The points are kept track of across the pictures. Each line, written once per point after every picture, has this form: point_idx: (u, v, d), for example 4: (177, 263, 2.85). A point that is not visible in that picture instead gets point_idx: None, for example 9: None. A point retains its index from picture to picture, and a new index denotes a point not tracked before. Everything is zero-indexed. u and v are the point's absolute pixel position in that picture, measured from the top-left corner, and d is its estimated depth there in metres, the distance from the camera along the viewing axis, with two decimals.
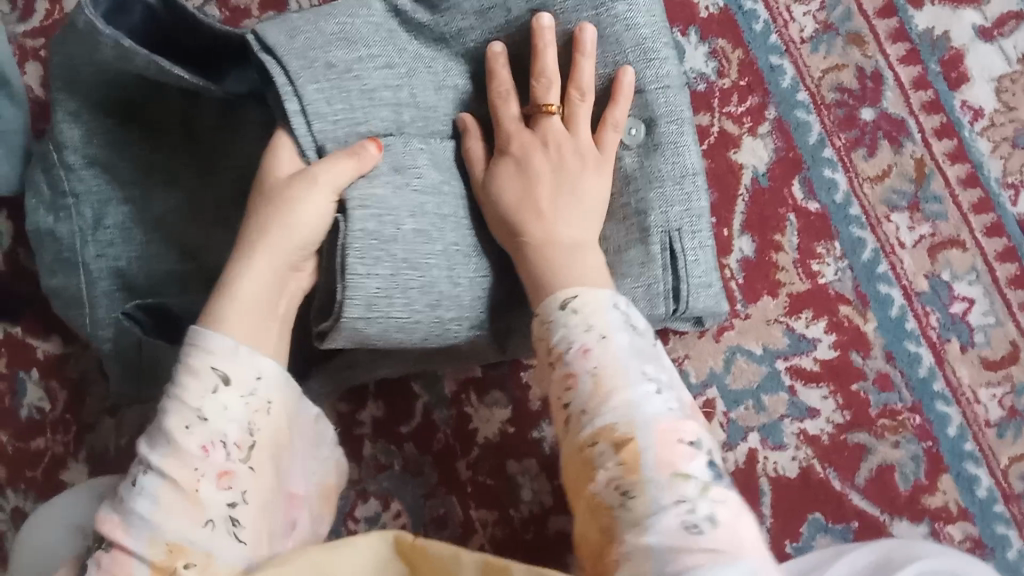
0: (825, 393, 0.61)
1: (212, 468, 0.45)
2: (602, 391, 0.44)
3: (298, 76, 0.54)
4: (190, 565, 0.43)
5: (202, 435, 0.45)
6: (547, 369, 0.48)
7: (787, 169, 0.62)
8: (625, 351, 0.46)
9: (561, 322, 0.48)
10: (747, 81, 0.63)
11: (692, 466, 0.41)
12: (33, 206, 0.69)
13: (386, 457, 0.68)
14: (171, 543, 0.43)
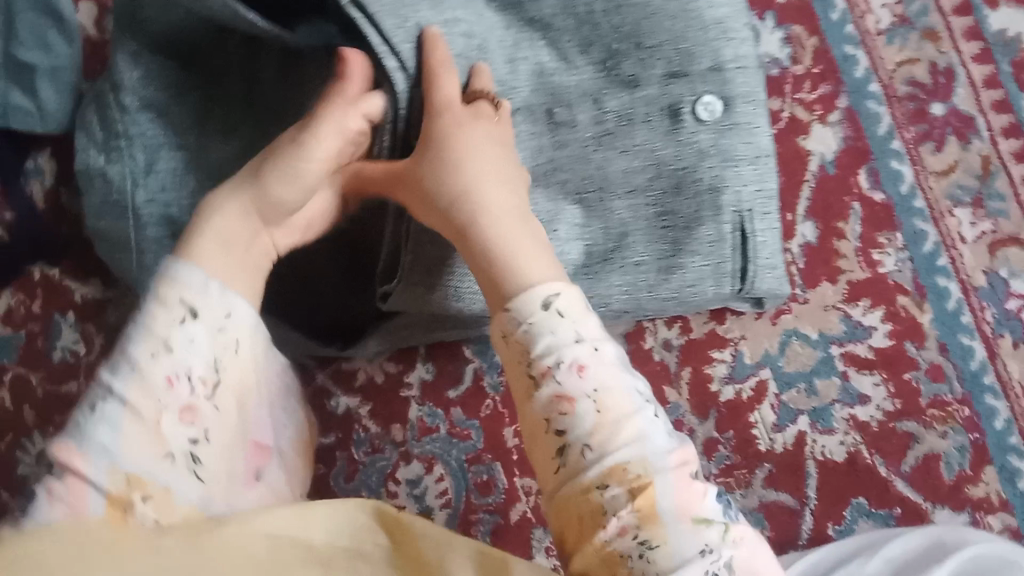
0: (877, 380, 0.63)
1: (176, 402, 0.41)
2: (604, 425, 0.43)
3: (393, 35, 0.53)
4: (147, 498, 0.39)
5: (176, 368, 0.41)
6: (525, 386, 0.45)
7: (855, 158, 0.63)
8: (616, 368, 0.45)
9: (546, 329, 0.45)
10: (821, 69, 0.65)
11: (710, 504, 0.43)
12: (84, 145, 0.67)
13: (431, 420, 0.69)
14: (127, 474, 0.39)
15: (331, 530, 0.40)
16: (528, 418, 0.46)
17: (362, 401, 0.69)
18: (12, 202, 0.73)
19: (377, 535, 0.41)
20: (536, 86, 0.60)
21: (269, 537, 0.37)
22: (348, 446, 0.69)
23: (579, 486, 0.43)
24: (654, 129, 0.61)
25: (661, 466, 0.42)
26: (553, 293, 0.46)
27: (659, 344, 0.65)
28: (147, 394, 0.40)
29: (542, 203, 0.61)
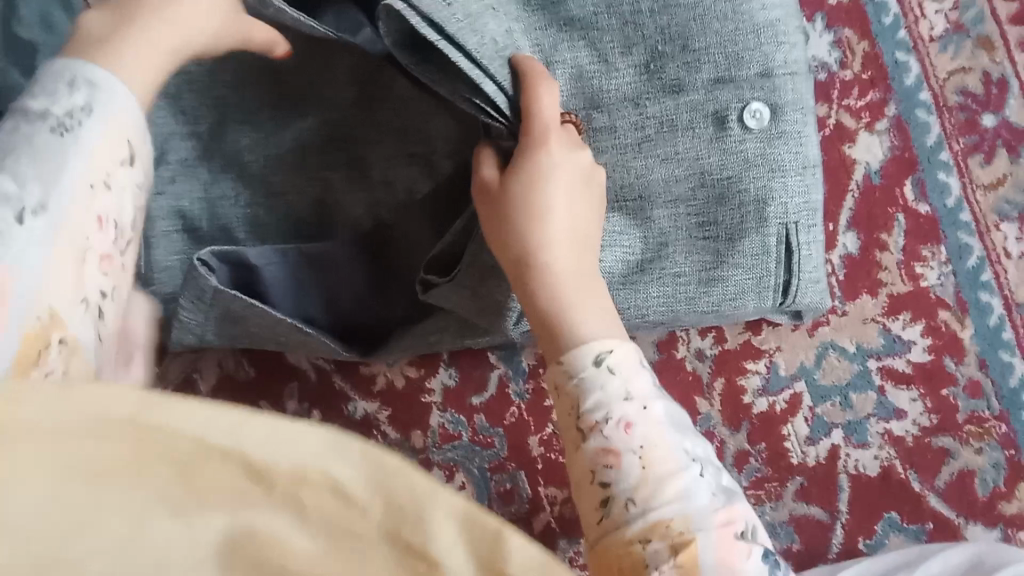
0: (914, 395, 0.62)
1: (94, 243, 0.36)
2: (648, 477, 0.40)
3: (484, 55, 0.47)
4: (63, 345, 0.34)
5: (96, 202, 0.37)
6: (573, 438, 0.42)
7: (901, 168, 0.63)
8: (665, 425, 0.42)
9: (597, 384, 0.42)
10: (870, 74, 0.64)
11: (757, 564, 0.37)
12: None
13: (454, 427, 0.67)
14: (48, 309, 0.33)
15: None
16: (574, 469, 0.42)
17: (382, 406, 0.67)
18: None
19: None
20: (574, 94, 0.57)
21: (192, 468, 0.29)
22: None
23: (623, 538, 0.39)
24: (698, 137, 0.57)
25: (705, 524, 0.38)
26: (607, 349, 0.43)
27: (692, 354, 0.63)
28: (77, 217, 0.35)
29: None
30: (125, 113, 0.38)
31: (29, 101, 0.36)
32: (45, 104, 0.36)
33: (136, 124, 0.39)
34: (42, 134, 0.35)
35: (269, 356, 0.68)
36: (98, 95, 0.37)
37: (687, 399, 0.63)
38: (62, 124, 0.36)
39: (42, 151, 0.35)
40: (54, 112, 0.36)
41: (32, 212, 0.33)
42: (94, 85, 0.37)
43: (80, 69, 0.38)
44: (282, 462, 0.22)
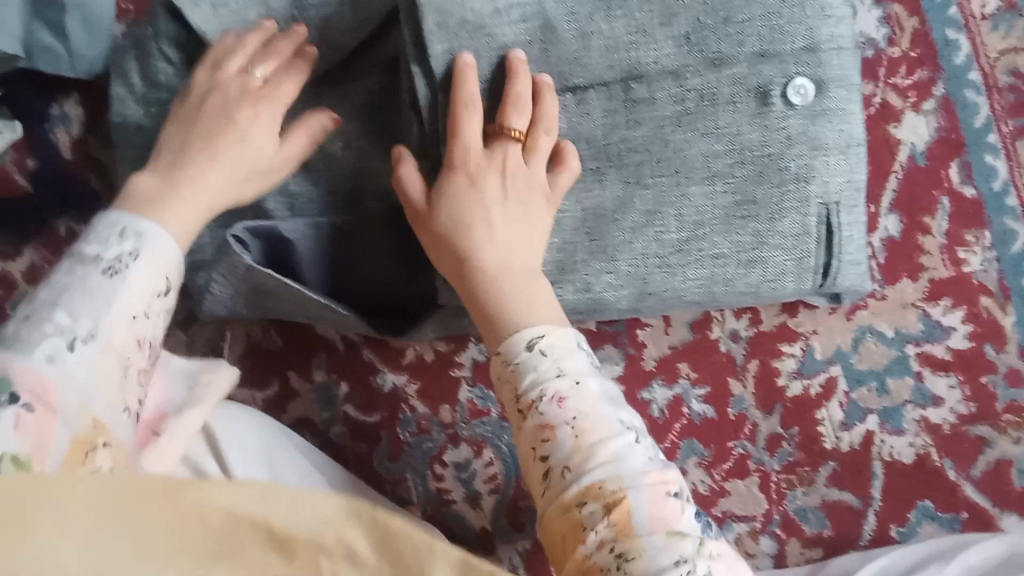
0: (952, 382, 0.61)
1: (132, 358, 0.43)
2: (584, 446, 0.42)
3: (431, 34, 0.53)
4: (108, 445, 0.40)
5: (137, 329, 0.43)
6: (517, 416, 0.45)
7: (947, 149, 0.62)
8: (600, 400, 0.44)
9: (530, 367, 0.45)
10: (918, 53, 0.63)
11: (686, 518, 0.40)
12: (119, 95, 0.61)
13: (483, 402, 0.67)
14: (94, 417, 0.40)
15: (294, 519, 0.35)
16: (524, 445, 0.45)
17: (410, 380, 0.67)
18: (37, 151, 0.67)
19: (348, 535, 0.35)
20: (609, 65, 0.55)
21: (233, 514, 0.34)
22: (394, 425, 0.66)
23: (560, 503, 0.42)
24: (739, 112, 0.55)
25: (634, 480, 0.41)
26: (539, 334, 0.46)
27: (726, 335, 0.63)
28: (119, 338, 0.42)
29: (612, 189, 0.57)
30: (170, 248, 0.45)
31: (84, 243, 0.43)
32: (97, 250, 0.43)
33: (175, 259, 0.46)
34: (95, 276, 0.42)
35: (299, 328, 0.68)
36: (144, 240, 0.44)
37: (719, 381, 0.63)
38: (111, 266, 0.43)
39: (93, 291, 0.42)
40: (104, 257, 0.43)
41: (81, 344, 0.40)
42: (141, 233, 0.44)
43: (130, 221, 0.44)
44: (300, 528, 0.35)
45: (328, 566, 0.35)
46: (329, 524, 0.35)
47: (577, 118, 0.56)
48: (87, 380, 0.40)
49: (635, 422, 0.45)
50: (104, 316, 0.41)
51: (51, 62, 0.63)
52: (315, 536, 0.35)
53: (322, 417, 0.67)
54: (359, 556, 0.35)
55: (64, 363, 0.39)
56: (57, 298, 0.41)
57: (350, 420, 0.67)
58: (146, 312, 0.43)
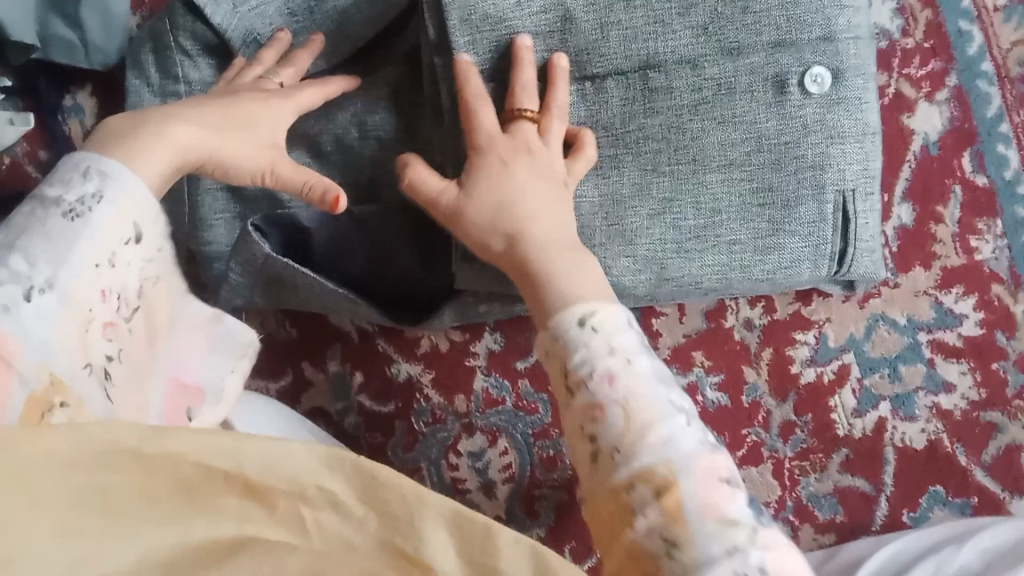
0: (963, 368, 0.62)
1: (98, 313, 0.40)
2: (634, 427, 0.39)
3: (453, 27, 0.54)
4: (66, 405, 0.36)
5: (102, 279, 0.40)
6: (564, 393, 0.42)
7: (960, 139, 0.63)
8: (651, 380, 0.41)
9: (581, 343, 0.42)
10: (932, 44, 0.64)
11: (739, 506, 0.37)
12: (134, 86, 0.64)
13: (498, 392, 0.67)
14: (52, 375, 0.36)
15: (271, 471, 0.30)
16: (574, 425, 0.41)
17: (425, 369, 0.67)
18: (50, 142, 0.68)
19: (329, 482, 0.31)
20: (627, 57, 0.55)
21: (208, 468, 0.30)
22: (408, 415, 0.67)
23: (610, 486, 0.39)
24: (756, 100, 0.55)
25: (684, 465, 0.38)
26: (591, 310, 0.43)
27: (741, 324, 0.64)
28: (80, 292, 0.38)
29: (629, 175, 0.57)
30: (138, 190, 0.41)
31: (47, 187, 0.39)
32: (59, 192, 0.39)
33: (150, 206, 0.42)
34: (56, 219, 0.38)
35: (312, 318, 0.67)
36: (111, 182, 0.40)
37: (733, 368, 0.64)
38: (73, 210, 0.39)
39: (54, 239, 0.38)
40: (66, 199, 0.39)
41: (41, 288, 0.36)
42: (107, 174, 0.40)
43: (94, 160, 0.41)
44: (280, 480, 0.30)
45: (310, 515, 0.31)
46: (306, 475, 0.30)
47: (595, 106, 0.57)
48: (45, 334, 0.36)
49: (683, 405, 0.42)
50: (66, 267, 0.38)
51: (67, 54, 0.64)
52: (297, 487, 0.30)
53: (336, 407, 0.67)
54: (343, 508, 0.31)
55: (20, 314, 0.35)
56: (15, 240, 0.37)
57: (364, 410, 0.67)
58: (146, 238, 0.42)
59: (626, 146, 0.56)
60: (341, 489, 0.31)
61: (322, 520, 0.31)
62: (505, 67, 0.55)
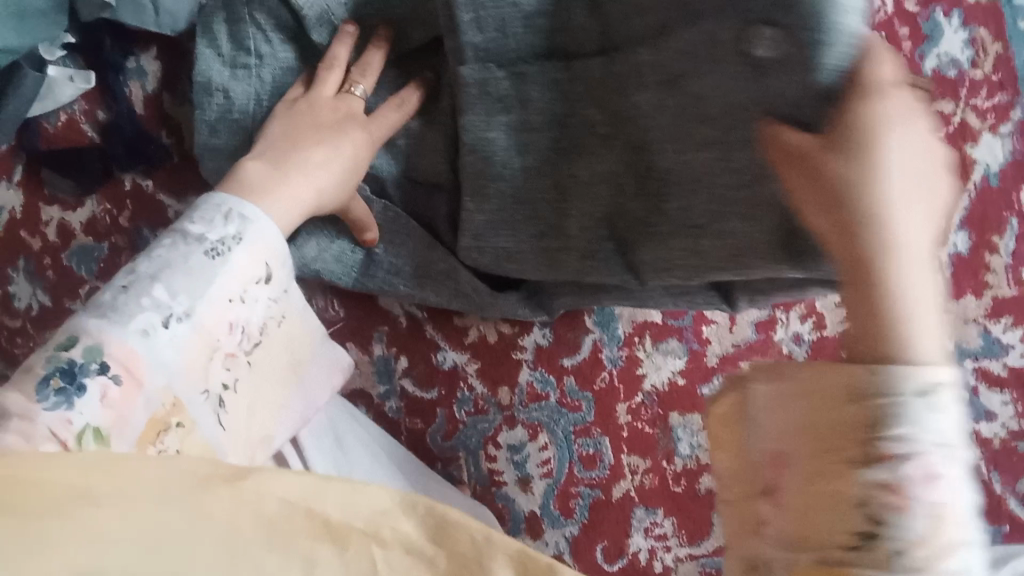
0: (1006, 399, 0.63)
1: (224, 344, 0.51)
2: (937, 541, 0.31)
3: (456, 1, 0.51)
4: (178, 425, 0.48)
5: (230, 312, 0.51)
6: (858, 443, 0.33)
7: (1019, 172, 0.64)
8: (963, 480, 0.33)
9: (914, 419, 0.32)
10: (1000, 77, 0.65)
11: None
12: (204, 55, 0.63)
13: (542, 386, 0.66)
14: (174, 399, 0.48)
15: (349, 510, 0.36)
16: (840, 414, 0.33)
17: (471, 359, 0.67)
18: (109, 102, 0.67)
19: (400, 524, 0.36)
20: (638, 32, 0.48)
21: (288, 502, 0.36)
22: (450, 403, 0.67)
23: None
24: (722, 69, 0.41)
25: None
26: (936, 383, 0.32)
27: (790, 337, 0.66)
28: (212, 322, 0.50)
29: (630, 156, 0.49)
30: (269, 235, 0.53)
31: (190, 224, 0.51)
32: (202, 230, 0.50)
33: (274, 246, 0.53)
34: (199, 255, 0.49)
35: (361, 298, 0.67)
36: (246, 224, 0.52)
37: None
38: (213, 248, 0.50)
39: (193, 273, 0.49)
40: (209, 238, 0.50)
41: (178, 318, 0.47)
42: (246, 218, 0.52)
43: (236, 204, 0.52)
44: (355, 519, 0.36)
45: (380, 554, 0.36)
46: (382, 516, 0.36)
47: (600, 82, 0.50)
48: (172, 358, 0.47)
49: (944, 437, 0.32)
50: (201, 300, 0.49)
51: (137, 14, 0.63)
52: (370, 526, 0.36)
53: (379, 390, 0.67)
54: (417, 549, 0.36)
55: (155, 337, 0.46)
56: (156, 274, 0.48)
57: (407, 394, 0.67)
58: (275, 278, 0.54)
59: (623, 125, 0.49)
60: (410, 530, 0.36)
61: (392, 561, 0.36)
62: (510, 42, 0.52)
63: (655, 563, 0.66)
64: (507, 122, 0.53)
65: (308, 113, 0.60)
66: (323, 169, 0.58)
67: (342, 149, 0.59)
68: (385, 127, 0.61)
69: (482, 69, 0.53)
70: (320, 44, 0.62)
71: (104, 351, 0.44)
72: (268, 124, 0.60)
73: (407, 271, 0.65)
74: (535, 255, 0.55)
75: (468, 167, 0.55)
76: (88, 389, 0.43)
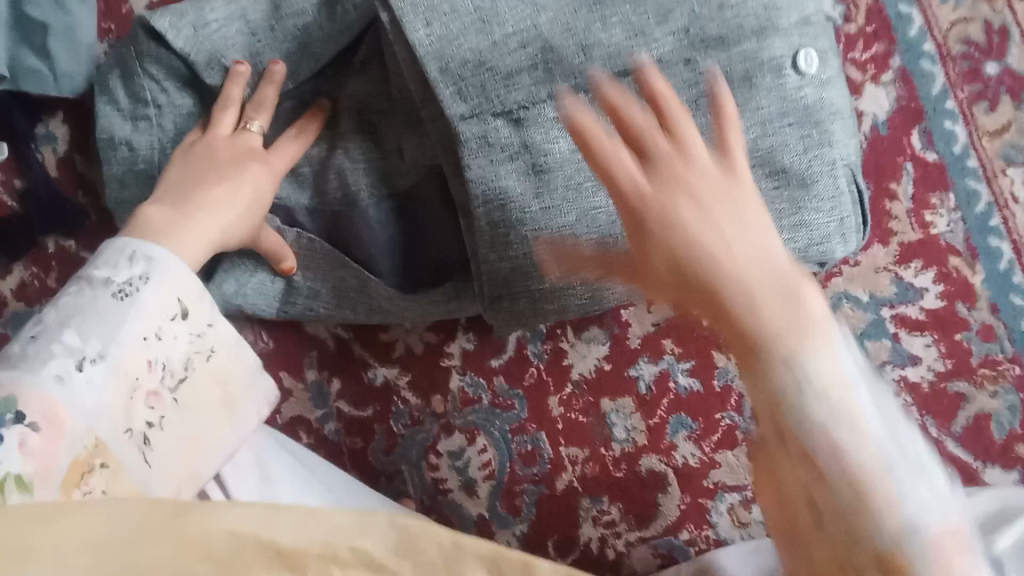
0: (928, 341, 0.67)
1: (145, 384, 0.50)
2: None
3: (436, 80, 0.54)
4: (103, 465, 0.46)
5: (147, 351, 0.50)
6: None
7: (910, 117, 0.70)
8: None
9: None
10: (874, 27, 0.71)
11: None
12: (105, 112, 0.65)
13: (474, 390, 0.67)
14: (95, 440, 0.45)
15: (304, 534, 0.36)
16: None
17: (401, 372, 0.68)
18: (23, 169, 0.69)
19: (360, 541, 0.37)
20: None
21: (237, 534, 0.35)
22: (387, 418, 0.67)
23: None
24: (757, 89, 0.54)
25: None
26: None
27: None
28: (128, 361, 0.49)
29: None
30: (180, 270, 0.52)
31: (95, 268, 0.50)
32: (108, 274, 0.49)
33: (184, 278, 0.53)
34: (107, 298, 0.49)
35: (289, 327, 0.68)
36: (153, 265, 0.51)
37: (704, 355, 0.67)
38: (122, 289, 0.49)
39: (105, 316, 0.48)
40: (116, 281, 0.49)
41: (92, 360, 0.47)
42: (152, 258, 0.51)
43: (140, 246, 0.51)
44: (310, 540, 0.36)
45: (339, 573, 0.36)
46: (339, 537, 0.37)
47: None
48: (93, 400, 0.46)
49: None
50: (115, 342, 0.48)
51: (37, 83, 0.65)
52: (326, 543, 0.36)
53: (316, 414, 0.67)
54: (376, 563, 0.37)
55: (72, 384, 0.45)
56: (65, 321, 0.47)
57: (344, 415, 0.67)
58: (192, 312, 0.53)
59: None
60: (370, 546, 0.37)
61: None
62: (496, 100, 0.54)
63: (608, 550, 0.66)
64: (515, 169, 0.55)
65: (205, 154, 0.60)
66: (226, 206, 0.58)
67: (244, 185, 0.59)
68: (284, 159, 0.63)
69: (479, 125, 0.55)
70: (212, 85, 0.63)
71: (20, 401, 0.43)
72: (171, 168, 0.59)
73: (325, 292, 0.66)
74: (578, 290, 0.58)
75: (485, 220, 0.56)
76: (5, 438, 0.41)
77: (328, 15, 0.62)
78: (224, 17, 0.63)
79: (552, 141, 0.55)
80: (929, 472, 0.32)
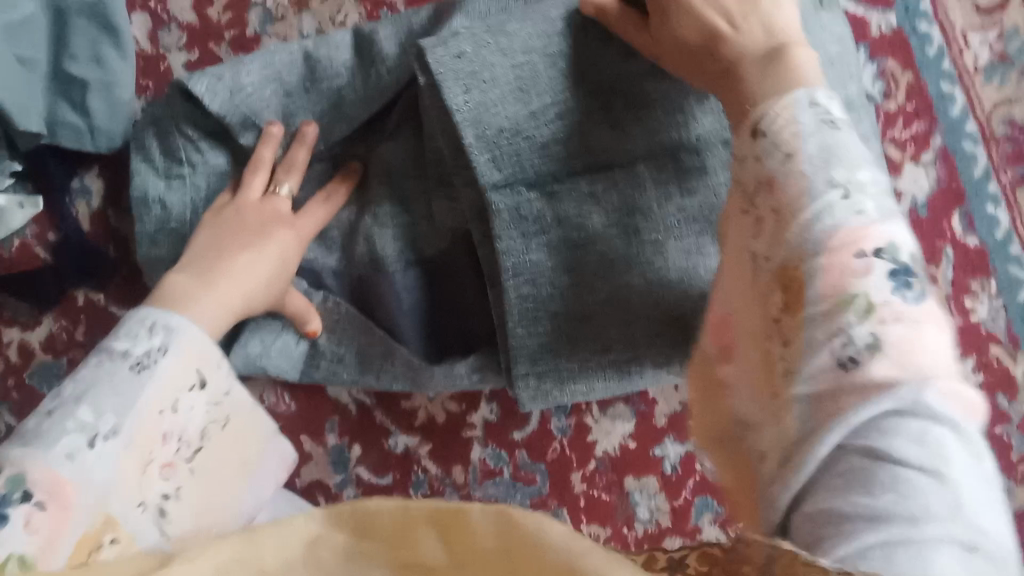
0: None
1: (159, 455, 0.49)
2: None
3: (471, 147, 0.53)
4: (113, 541, 0.44)
5: (163, 423, 0.49)
6: None
7: (950, 199, 0.69)
8: None
9: None
10: (914, 106, 0.69)
11: None
12: (139, 169, 0.65)
13: (496, 462, 0.66)
14: (106, 516, 0.44)
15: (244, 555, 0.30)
16: None
17: (422, 441, 0.67)
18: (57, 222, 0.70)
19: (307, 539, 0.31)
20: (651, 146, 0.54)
21: None
22: (406, 487, 0.66)
23: None
24: None
25: None
26: None
27: None
28: (144, 434, 0.47)
29: (674, 262, 0.54)
30: (198, 339, 0.52)
31: (114, 341, 0.49)
32: (127, 345, 0.49)
33: (203, 347, 0.52)
34: (125, 370, 0.48)
35: (312, 391, 0.67)
36: (172, 334, 0.50)
37: None
38: (139, 361, 0.48)
39: (120, 388, 0.47)
40: (135, 353, 0.48)
41: (105, 436, 0.45)
42: (171, 328, 0.51)
43: (160, 316, 0.51)
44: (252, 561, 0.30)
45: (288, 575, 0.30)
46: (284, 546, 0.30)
47: (629, 192, 0.54)
48: (103, 476, 0.44)
49: None
50: (129, 415, 0.47)
51: (73, 137, 0.66)
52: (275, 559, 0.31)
53: (335, 479, 0.66)
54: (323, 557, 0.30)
55: (82, 460, 0.44)
56: (80, 395, 0.46)
57: (363, 482, 0.66)
58: (210, 382, 0.53)
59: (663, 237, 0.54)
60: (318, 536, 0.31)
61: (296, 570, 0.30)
62: (530, 171, 0.54)
63: None
64: (546, 243, 0.55)
65: (235, 219, 0.60)
66: (250, 274, 0.58)
67: (271, 245, 0.60)
68: (309, 223, 0.63)
69: (512, 196, 0.54)
70: (247, 147, 0.63)
71: (29, 479, 0.41)
72: (199, 233, 0.60)
73: (349, 358, 0.65)
74: (605, 366, 0.57)
75: (514, 296, 0.55)
76: (9, 518, 0.39)
77: (362, 81, 0.61)
78: (259, 80, 0.62)
79: (585, 216, 0.54)
80: (919, 327, 0.31)
